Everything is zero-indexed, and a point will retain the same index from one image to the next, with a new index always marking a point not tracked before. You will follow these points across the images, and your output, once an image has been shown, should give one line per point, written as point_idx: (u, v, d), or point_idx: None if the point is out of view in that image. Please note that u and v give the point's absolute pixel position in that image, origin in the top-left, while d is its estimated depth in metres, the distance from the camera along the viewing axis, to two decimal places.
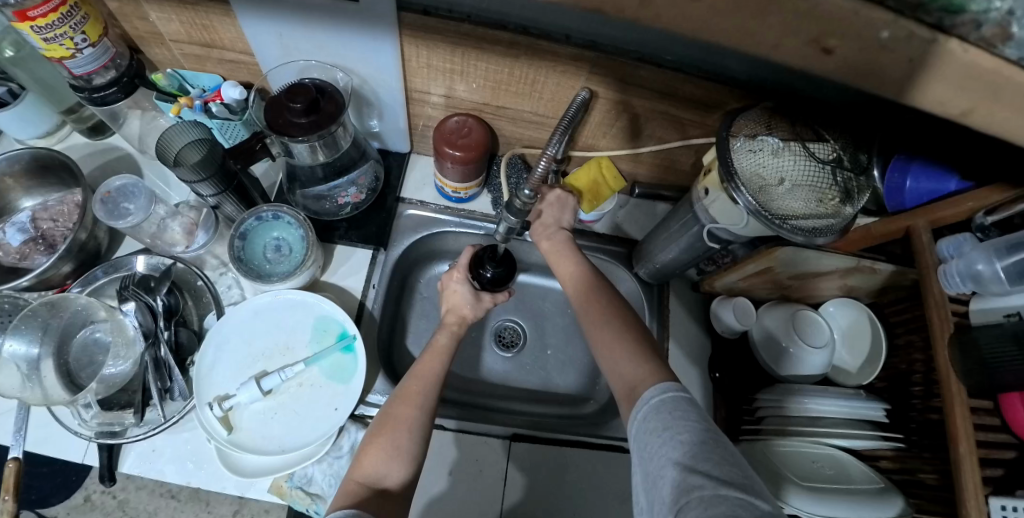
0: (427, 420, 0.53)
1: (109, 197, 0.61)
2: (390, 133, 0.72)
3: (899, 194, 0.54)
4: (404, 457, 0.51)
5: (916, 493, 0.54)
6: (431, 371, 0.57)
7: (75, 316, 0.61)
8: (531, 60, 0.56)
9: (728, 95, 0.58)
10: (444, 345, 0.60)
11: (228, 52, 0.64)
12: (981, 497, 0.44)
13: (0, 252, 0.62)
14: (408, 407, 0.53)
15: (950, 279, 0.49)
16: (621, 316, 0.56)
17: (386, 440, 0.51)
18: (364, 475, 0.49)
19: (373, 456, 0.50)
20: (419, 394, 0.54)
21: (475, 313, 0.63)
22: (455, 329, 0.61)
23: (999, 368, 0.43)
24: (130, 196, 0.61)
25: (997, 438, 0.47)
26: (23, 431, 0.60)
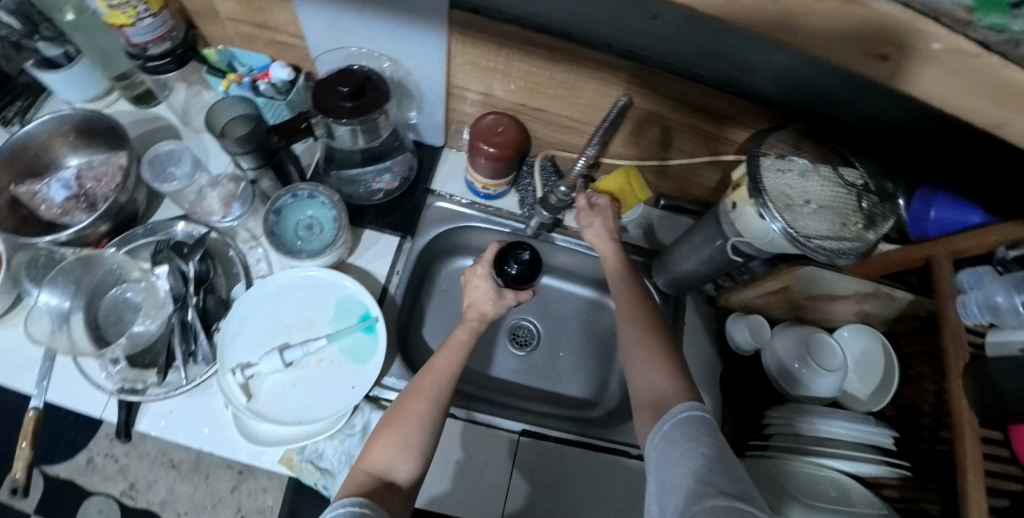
0: (438, 415, 0.54)
1: (156, 159, 0.62)
2: (426, 126, 0.74)
3: (922, 223, 0.56)
4: (413, 452, 0.51)
5: None
6: (448, 367, 0.57)
7: (107, 274, 0.63)
8: (571, 65, 0.58)
9: (761, 114, 0.59)
10: (462, 341, 0.61)
11: (278, 34, 0.66)
12: None
13: (45, 205, 0.65)
14: (420, 401, 0.54)
15: (968, 309, 0.50)
16: (646, 323, 0.57)
17: (396, 432, 0.52)
18: (373, 466, 0.50)
19: (383, 448, 0.51)
20: (432, 389, 0.55)
21: (495, 310, 0.63)
22: (473, 324, 0.62)
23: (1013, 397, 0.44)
24: (176, 160, 0.63)
25: (1006, 469, 0.48)
26: (46, 382, 0.62)
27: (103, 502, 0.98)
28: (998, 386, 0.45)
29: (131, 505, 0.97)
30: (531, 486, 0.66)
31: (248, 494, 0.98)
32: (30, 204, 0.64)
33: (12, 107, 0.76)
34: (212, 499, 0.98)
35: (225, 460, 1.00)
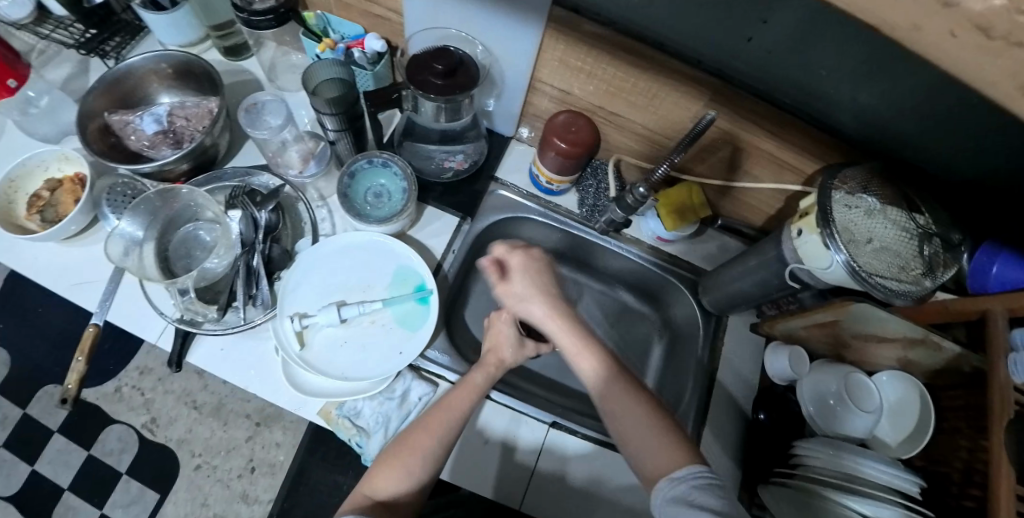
0: (443, 452, 0.54)
1: (254, 108, 0.65)
2: (501, 115, 0.76)
3: (982, 277, 0.57)
4: (415, 484, 0.52)
5: None
6: (461, 407, 0.57)
7: (183, 210, 0.66)
8: (657, 74, 0.60)
9: (834, 149, 0.61)
10: (478, 384, 0.60)
11: (377, 7, 0.68)
12: None
13: (134, 136, 0.68)
14: (427, 436, 0.54)
15: (1018, 367, 0.50)
16: (642, 402, 0.54)
17: (401, 460, 0.53)
18: (376, 490, 0.51)
19: (387, 475, 0.52)
20: (442, 424, 0.55)
21: (514, 359, 0.64)
22: (491, 369, 0.62)
23: None
24: (273, 111, 0.65)
25: None
26: (108, 302, 0.64)
27: (122, 430, 1.06)
28: None
29: (150, 439, 1.07)
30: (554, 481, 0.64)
31: (262, 446, 1.09)
32: (121, 132, 0.67)
33: (111, 42, 0.80)
34: (227, 446, 1.08)
35: (245, 412, 1.11)
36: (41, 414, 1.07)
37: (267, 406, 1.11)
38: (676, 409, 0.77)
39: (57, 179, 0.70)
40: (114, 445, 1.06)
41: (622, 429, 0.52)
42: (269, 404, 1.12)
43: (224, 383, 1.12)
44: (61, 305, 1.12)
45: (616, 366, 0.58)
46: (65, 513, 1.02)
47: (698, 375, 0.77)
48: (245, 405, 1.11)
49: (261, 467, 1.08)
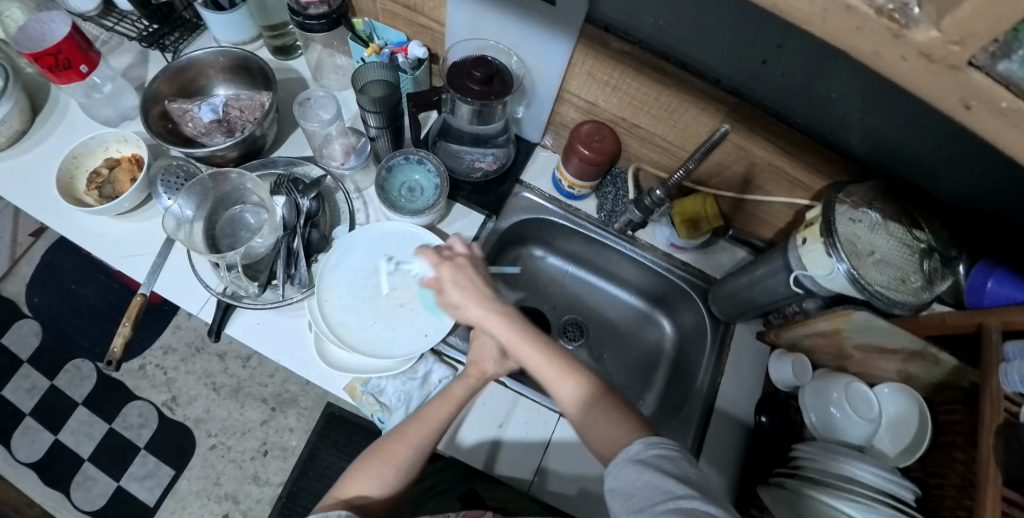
0: (417, 463, 0.54)
1: (307, 102, 0.70)
2: (529, 122, 0.81)
3: (978, 294, 0.60)
4: (385, 490, 0.51)
5: None
6: (438, 422, 0.55)
7: (232, 193, 0.71)
8: (678, 91, 0.65)
9: (842, 168, 0.65)
10: (458, 398, 0.58)
11: (423, 18, 0.75)
12: None
13: (193, 123, 0.74)
14: (404, 445, 0.53)
15: (1010, 378, 0.53)
16: (588, 391, 0.52)
17: (372, 468, 0.52)
18: (346, 494, 0.51)
19: (358, 481, 0.51)
20: (419, 436, 0.54)
21: (496, 371, 0.61)
22: (473, 381, 0.60)
23: None
24: (325, 106, 0.70)
25: None
26: (156, 273, 0.69)
27: (143, 406, 1.11)
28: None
29: (170, 416, 1.11)
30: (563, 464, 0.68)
31: (275, 430, 1.11)
32: (179, 119, 0.74)
33: (170, 37, 0.87)
34: (243, 428, 1.12)
35: (261, 396, 1.14)
36: (66, 386, 1.11)
37: (282, 392, 1.15)
38: (681, 410, 0.80)
39: (115, 159, 0.76)
40: (134, 420, 1.10)
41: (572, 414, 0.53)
42: (285, 389, 1.15)
43: (244, 367, 1.16)
44: (95, 282, 1.18)
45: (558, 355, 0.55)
46: (84, 482, 1.05)
47: (704, 378, 0.80)
48: (262, 389, 1.15)
49: (273, 451, 1.10)
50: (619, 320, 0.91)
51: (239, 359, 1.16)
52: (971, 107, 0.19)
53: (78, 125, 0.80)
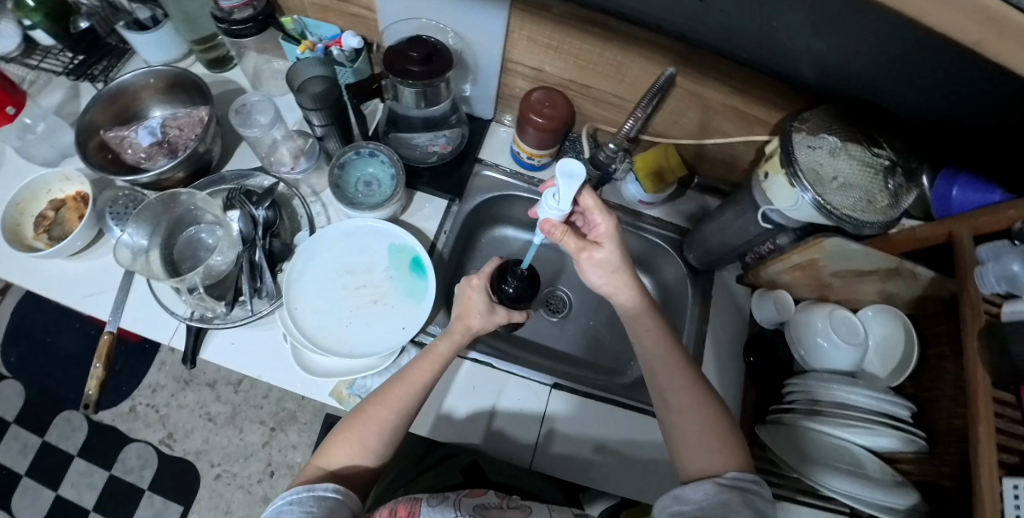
0: (400, 427, 0.52)
1: (244, 108, 0.68)
2: (479, 99, 0.80)
3: (945, 202, 0.61)
4: (369, 456, 0.50)
5: (934, 494, 0.58)
6: (420, 383, 0.54)
7: (185, 214, 0.69)
8: (621, 44, 0.64)
9: (795, 97, 0.64)
10: (443, 355, 0.57)
11: (354, 7, 0.73)
12: (995, 476, 0.45)
13: (131, 148, 0.71)
14: (386, 409, 0.52)
15: (985, 280, 0.51)
16: (696, 406, 0.52)
17: (353, 434, 0.50)
18: (329, 463, 0.49)
19: (340, 448, 0.50)
20: (400, 399, 0.52)
21: (483, 326, 0.58)
22: (458, 337, 0.58)
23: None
24: (262, 110, 0.68)
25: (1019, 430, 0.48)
26: (121, 308, 0.67)
27: (141, 447, 1.10)
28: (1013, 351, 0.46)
29: (169, 452, 1.11)
30: (559, 436, 0.68)
31: (278, 449, 1.13)
32: (118, 147, 0.71)
33: (99, 66, 0.83)
34: (244, 453, 1.13)
35: (258, 418, 1.15)
36: (59, 439, 1.09)
37: (279, 410, 1.16)
38: None
39: (60, 199, 0.73)
40: (133, 463, 1.09)
41: (672, 421, 0.53)
42: (281, 407, 1.16)
43: (236, 392, 1.16)
44: (72, 331, 1.17)
45: (682, 363, 0.55)
46: None
47: (691, 329, 0.81)
48: (258, 411, 1.15)
49: (280, 470, 1.12)
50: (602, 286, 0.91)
51: (229, 385, 1.17)
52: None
53: (15, 170, 0.77)
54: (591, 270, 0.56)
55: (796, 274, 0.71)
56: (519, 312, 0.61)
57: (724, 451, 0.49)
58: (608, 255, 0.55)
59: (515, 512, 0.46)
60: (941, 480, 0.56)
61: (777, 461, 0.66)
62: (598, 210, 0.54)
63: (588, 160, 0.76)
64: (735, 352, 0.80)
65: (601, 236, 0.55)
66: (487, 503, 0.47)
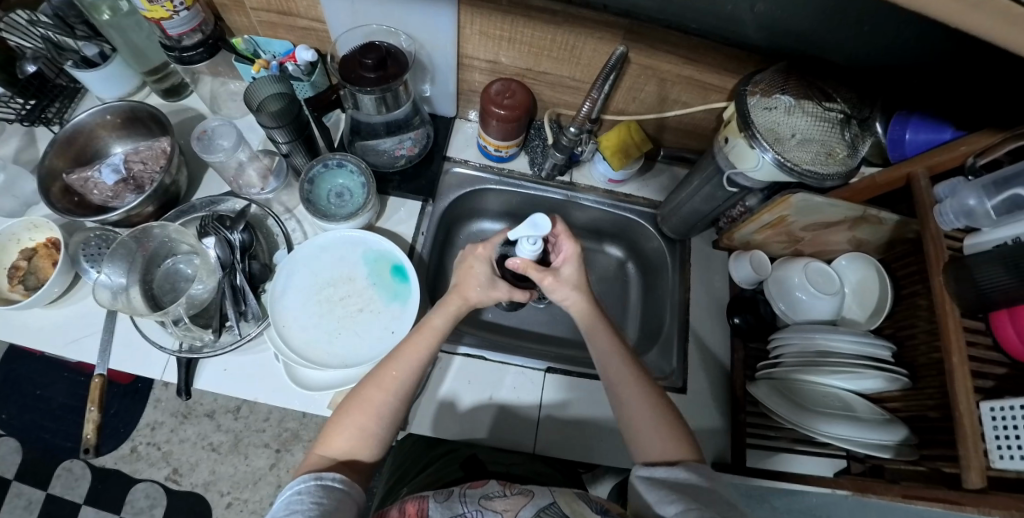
0: (397, 408, 0.53)
1: (204, 134, 0.68)
2: (439, 97, 0.81)
3: (900, 146, 0.63)
4: (371, 441, 0.51)
5: (920, 427, 0.59)
6: (415, 360, 0.55)
7: (159, 248, 0.68)
8: (570, 27, 0.64)
9: (746, 59, 0.65)
10: (438, 327, 0.57)
11: (301, 19, 0.72)
12: (972, 401, 0.46)
13: (96, 189, 0.71)
14: (381, 391, 0.53)
15: (944, 217, 0.53)
16: (650, 405, 0.54)
17: (350, 421, 0.51)
18: (331, 450, 0.50)
19: (339, 436, 0.51)
20: (395, 379, 0.53)
21: (480, 298, 0.58)
22: (453, 308, 0.58)
23: (989, 290, 0.45)
24: (224, 134, 0.68)
25: (989, 355, 0.49)
26: (107, 350, 0.67)
27: (148, 487, 1.11)
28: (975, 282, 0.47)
29: (177, 488, 1.12)
30: (559, 418, 0.69)
31: (286, 470, 1.16)
32: (83, 189, 0.70)
33: (51, 108, 0.83)
34: (253, 478, 1.15)
35: (262, 442, 1.17)
36: (62, 491, 1.09)
37: (282, 432, 1.18)
38: (660, 335, 0.83)
39: (31, 248, 0.72)
40: (142, 503, 1.10)
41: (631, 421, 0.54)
42: (284, 428, 1.19)
43: (236, 419, 1.18)
44: (61, 381, 1.16)
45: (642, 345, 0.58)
46: None
47: (673, 298, 0.83)
48: (261, 435, 1.18)
49: None
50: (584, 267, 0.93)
51: (228, 413, 1.19)
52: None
53: None
54: (558, 290, 0.59)
55: (768, 232, 0.73)
56: (520, 290, 0.60)
57: (684, 437, 0.52)
58: (568, 280, 0.59)
59: (519, 498, 0.44)
60: (927, 412, 0.58)
61: (771, 415, 0.68)
62: (564, 237, 0.59)
63: (551, 145, 0.78)
64: (719, 315, 0.81)
65: (567, 260, 0.60)
66: (490, 492, 0.46)
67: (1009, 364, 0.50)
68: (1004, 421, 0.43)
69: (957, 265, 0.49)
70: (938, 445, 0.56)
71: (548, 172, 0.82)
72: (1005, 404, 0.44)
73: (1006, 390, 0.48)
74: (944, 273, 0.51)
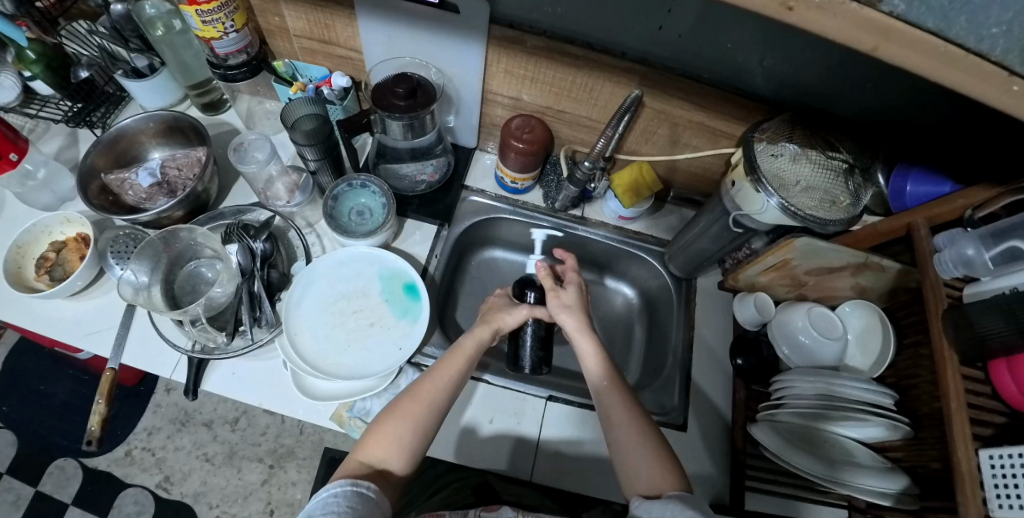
0: (432, 422, 0.56)
1: (241, 146, 0.72)
2: (462, 128, 0.86)
3: (902, 196, 0.65)
4: (405, 450, 0.53)
5: (923, 477, 0.59)
6: (444, 374, 0.59)
7: (184, 250, 0.71)
8: (591, 71, 0.69)
9: (754, 108, 0.69)
10: (471, 347, 0.64)
11: (340, 49, 0.78)
12: (971, 448, 0.47)
13: (131, 190, 0.74)
14: (418, 404, 0.56)
15: (944, 266, 0.54)
16: (642, 438, 0.54)
17: (391, 428, 0.54)
18: (369, 456, 0.52)
19: (379, 442, 0.53)
20: (430, 394, 0.57)
21: (507, 320, 0.67)
22: (485, 332, 0.65)
23: (986, 339, 0.47)
24: (259, 147, 0.72)
25: (988, 404, 0.50)
26: (121, 347, 0.69)
27: (138, 493, 1.10)
28: (971, 330, 0.48)
29: (166, 496, 1.11)
30: (557, 448, 0.69)
31: (278, 487, 1.14)
32: (118, 189, 0.74)
33: (96, 113, 0.87)
34: (243, 492, 1.13)
35: (256, 456, 1.16)
36: (53, 489, 1.09)
37: (278, 447, 1.17)
38: (661, 372, 0.84)
39: (61, 242, 0.75)
40: (130, 508, 1.08)
41: (623, 457, 0.54)
42: (280, 444, 1.18)
43: (233, 431, 1.18)
44: (65, 379, 1.18)
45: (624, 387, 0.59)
46: None
47: (677, 336, 0.84)
48: (256, 449, 1.17)
49: (280, 508, 1.13)
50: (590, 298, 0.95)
51: (227, 424, 1.18)
52: (792, 8, 0.23)
53: (17, 217, 0.80)
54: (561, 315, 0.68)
55: (772, 275, 0.75)
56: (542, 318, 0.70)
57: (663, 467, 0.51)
58: (569, 301, 0.69)
59: None
60: (930, 462, 0.58)
61: (771, 457, 0.68)
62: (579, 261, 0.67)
63: (564, 181, 0.81)
64: (723, 354, 0.82)
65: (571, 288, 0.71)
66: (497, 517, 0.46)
67: (1008, 414, 0.50)
68: (1003, 468, 0.44)
69: (956, 312, 0.50)
70: (940, 496, 0.55)
71: (561, 205, 0.85)
72: (1003, 452, 0.44)
73: (1005, 439, 0.49)
74: (943, 320, 0.52)
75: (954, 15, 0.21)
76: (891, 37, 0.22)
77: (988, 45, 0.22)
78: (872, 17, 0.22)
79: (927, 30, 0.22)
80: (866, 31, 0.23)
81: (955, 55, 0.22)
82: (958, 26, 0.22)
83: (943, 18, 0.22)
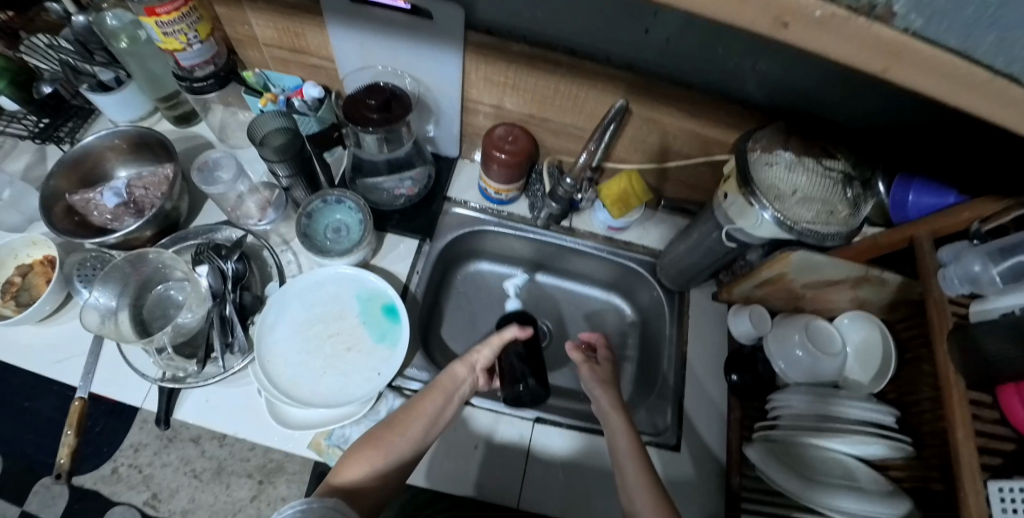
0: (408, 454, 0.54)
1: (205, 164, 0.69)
2: (444, 138, 0.82)
3: (903, 208, 0.61)
4: (379, 474, 0.52)
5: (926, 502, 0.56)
6: (430, 409, 0.57)
7: (154, 273, 0.68)
8: (574, 78, 0.65)
9: (746, 116, 0.65)
10: (459, 376, 0.62)
11: (313, 58, 0.74)
12: (979, 480, 0.43)
13: (96, 210, 0.71)
14: (400, 432, 0.55)
15: (950, 282, 0.51)
16: (647, 480, 0.52)
17: (366, 453, 0.52)
18: (340, 478, 0.50)
19: (353, 465, 0.51)
20: (414, 424, 0.56)
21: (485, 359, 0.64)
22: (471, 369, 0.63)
23: (994, 365, 0.43)
24: (223, 165, 0.69)
25: (996, 431, 0.47)
26: (91, 375, 0.67)
27: (125, 510, 1.08)
28: (977, 354, 0.45)
29: (153, 513, 1.09)
30: (543, 474, 0.67)
31: (267, 503, 1.12)
32: (84, 209, 0.71)
33: (64, 128, 0.84)
34: (233, 509, 1.11)
35: (245, 472, 1.14)
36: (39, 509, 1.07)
37: (267, 462, 1.15)
38: (654, 388, 0.81)
39: (27, 264, 0.72)
40: None
41: (629, 496, 0.53)
42: (269, 459, 1.16)
43: (221, 446, 1.15)
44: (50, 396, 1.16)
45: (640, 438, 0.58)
46: None
47: (671, 349, 0.81)
48: (244, 465, 1.15)
49: None
50: (581, 311, 0.92)
51: (214, 439, 1.15)
52: (787, 23, 0.19)
53: None
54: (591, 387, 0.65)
55: (768, 288, 0.72)
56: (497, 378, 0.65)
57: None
58: (599, 376, 0.66)
59: None
60: (932, 486, 0.55)
61: (766, 478, 0.64)
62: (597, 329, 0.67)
63: (548, 195, 0.77)
64: (718, 368, 0.79)
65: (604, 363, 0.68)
66: None
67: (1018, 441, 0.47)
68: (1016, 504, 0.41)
69: (963, 334, 0.47)
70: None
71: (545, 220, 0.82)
72: (1014, 486, 0.41)
73: (1014, 468, 0.46)
74: (949, 341, 0.49)
75: (981, 33, 0.18)
76: (904, 55, 0.19)
77: (1020, 68, 0.19)
78: (883, 34, 0.18)
79: (949, 49, 0.18)
80: (873, 49, 0.19)
81: (978, 79, 0.19)
82: (987, 44, 0.18)
83: (968, 36, 0.18)
